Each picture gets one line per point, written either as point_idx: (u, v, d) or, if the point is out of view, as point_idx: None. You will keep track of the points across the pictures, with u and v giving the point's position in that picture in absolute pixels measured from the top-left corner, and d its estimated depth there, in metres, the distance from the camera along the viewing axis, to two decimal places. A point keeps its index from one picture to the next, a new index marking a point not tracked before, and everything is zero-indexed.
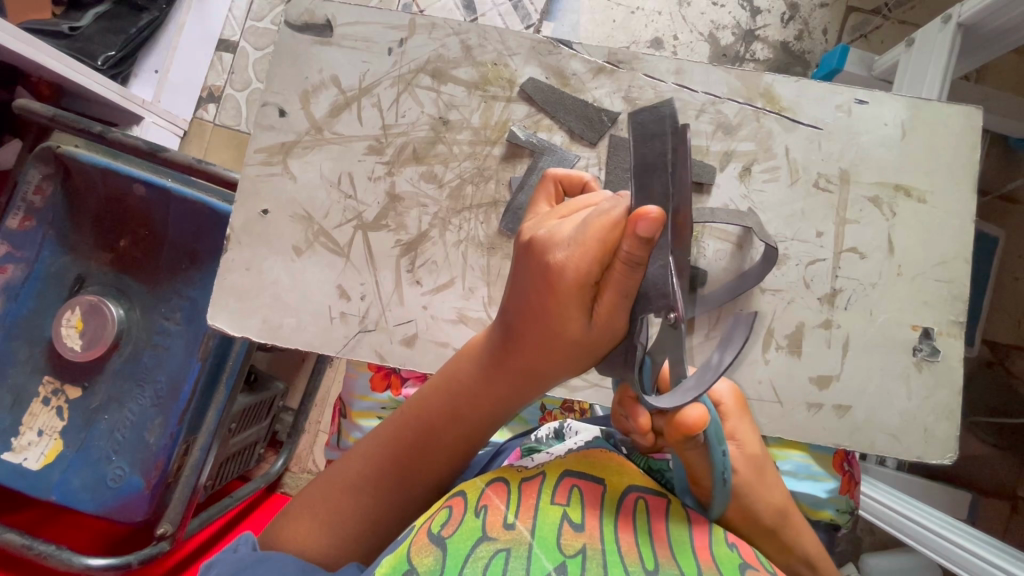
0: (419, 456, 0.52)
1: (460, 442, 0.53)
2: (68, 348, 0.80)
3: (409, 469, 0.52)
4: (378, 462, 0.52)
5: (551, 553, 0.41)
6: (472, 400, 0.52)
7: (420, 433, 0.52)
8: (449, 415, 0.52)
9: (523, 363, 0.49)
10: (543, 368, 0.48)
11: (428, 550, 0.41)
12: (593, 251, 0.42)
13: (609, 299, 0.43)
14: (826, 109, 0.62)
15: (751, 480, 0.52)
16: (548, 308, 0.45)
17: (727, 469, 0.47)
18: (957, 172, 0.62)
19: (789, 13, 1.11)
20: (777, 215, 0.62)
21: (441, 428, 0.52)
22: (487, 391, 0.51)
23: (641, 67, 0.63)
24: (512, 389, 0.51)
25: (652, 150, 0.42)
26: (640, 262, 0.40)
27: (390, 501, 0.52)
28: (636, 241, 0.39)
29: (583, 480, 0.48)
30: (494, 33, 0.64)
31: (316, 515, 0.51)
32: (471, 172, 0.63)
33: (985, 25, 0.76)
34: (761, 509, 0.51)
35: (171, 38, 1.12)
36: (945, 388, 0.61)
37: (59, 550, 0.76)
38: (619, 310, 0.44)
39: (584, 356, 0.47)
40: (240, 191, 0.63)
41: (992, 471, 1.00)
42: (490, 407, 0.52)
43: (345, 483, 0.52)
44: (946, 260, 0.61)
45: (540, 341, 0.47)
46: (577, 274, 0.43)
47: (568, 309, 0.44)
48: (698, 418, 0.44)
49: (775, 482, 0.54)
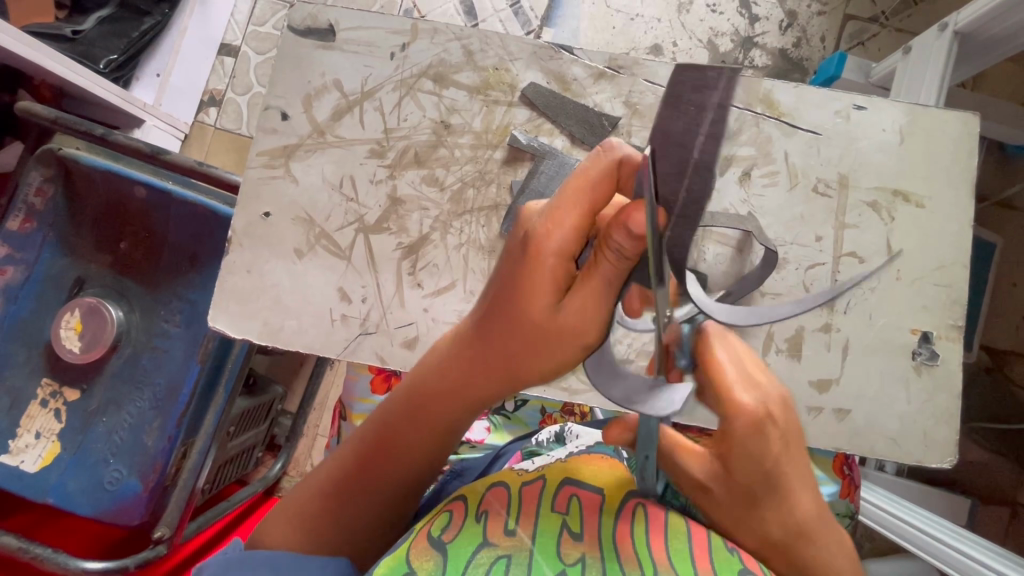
0: (382, 457, 0.53)
1: (421, 443, 0.53)
2: (67, 350, 0.79)
3: (370, 470, 0.53)
4: (346, 462, 0.54)
5: (551, 561, 0.41)
6: (429, 399, 0.51)
7: (381, 434, 0.53)
8: (407, 415, 0.52)
9: (484, 359, 0.48)
10: (511, 361, 0.47)
11: (428, 555, 0.41)
12: (571, 219, 0.43)
13: (592, 284, 0.41)
14: (825, 114, 0.63)
15: (758, 492, 0.43)
16: (519, 289, 0.44)
17: (647, 468, 0.44)
18: (955, 177, 0.62)
19: (787, 21, 1.12)
20: (777, 219, 0.62)
21: (400, 433, 0.53)
22: (446, 389, 0.51)
23: (641, 72, 0.64)
24: (473, 386, 0.50)
25: (675, 119, 0.34)
26: (629, 258, 0.39)
27: (359, 505, 0.53)
28: (626, 235, 0.38)
29: (582, 488, 0.47)
30: (496, 38, 0.64)
31: (292, 518, 0.54)
32: (473, 175, 0.63)
33: (983, 33, 0.77)
34: (766, 524, 0.44)
35: (173, 43, 1.13)
36: (944, 391, 0.61)
37: (55, 553, 0.76)
38: (597, 293, 0.42)
39: (561, 346, 0.44)
40: (242, 193, 0.64)
41: (991, 476, 1.00)
42: (450, 406, 0.51)
43: (316, 483, 0.54)
44: (945, 264, 0.62)
45: (505, 327, 0.46)
46: (557, 245, 0.43)
47: (543, 287, 0.43)
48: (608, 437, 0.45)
49: (805, 489, 0.45)
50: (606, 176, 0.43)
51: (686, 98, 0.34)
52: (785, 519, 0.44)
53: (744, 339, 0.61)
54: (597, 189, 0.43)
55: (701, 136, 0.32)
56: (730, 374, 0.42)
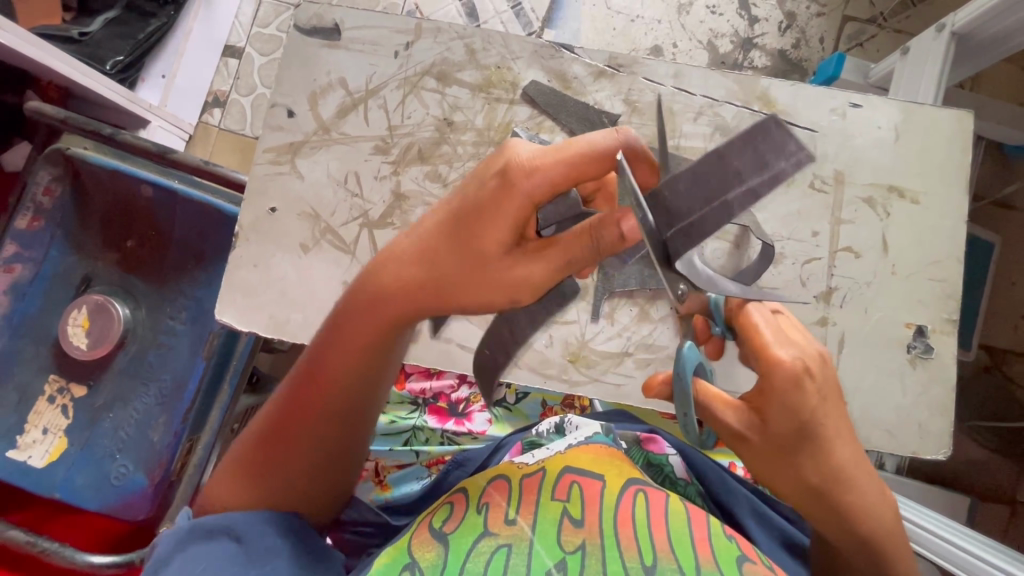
0: (306, 418, 0.51)
1: (353, 389, 0.51)
2: (74, 346, 0.81)
3: (295, 430, 0.51)
4: (276, 413, 0.52)
5: (551, 550, 0.42)
6: (359, 345, 0.49)
7: (314, 383, 0.51)
8: (338, 362, 0.50)
9: (420, 301, 0.46)
10: (447, 301, 0.45)
11: (431, 545, 0.43)
12: (555, 175, 0.39)
13: (552, 253, 0.41)
14: (821, 112, 0.64)
15: (795, 445, 0.43)
16: (473, 221, 0.41)
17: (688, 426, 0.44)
18: (949, 173, 0.63)
19: (786, 22, 1.13)
20: (774, 215, 0.63)
21: (328, 392, 0.51)
22: (379, 336, 0.48)
23: (640, 71, 0.65)
24: (402, 329, 0.48)
25: (744, 159, 0.36)
26: (602, 247, 0.40)
27: (296, 456, 0.52)
28: (616, 232, 0.39)
29: (583, 475, 0.47)
30: (498, 37, 0.66)
31: (238, 472, 0.53)
32: (475, 172, 0.64)
33: (980, 33, 0.78)
34: (806, 473, 0.44)
35: (178, 44, 1.15)
36: (939, 383, 0.62)
37: (63, 547, 0.77)
38: (552, 262, 0.41)
39: (493, 292, 0.43)
40: (249, 190, 0.65)
41: (990, 473, 1.01)
42: (381, 353, 0.50)
43: (247, 443, 0.53)
44: (939, 259, 0.63)
45: (454, 265, 0.43)
46: (529, 189, 0.39)
47: (496, 226, 0.41)
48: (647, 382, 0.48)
49: (843, 441, 0.45)
50: (608, 163, 0.39)
51: (759, 144, 0.35)
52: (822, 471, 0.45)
53: None
54: (598, 167, 0.39)
55: (745, 184, 0.36)
56: (764, 334, 0.45)
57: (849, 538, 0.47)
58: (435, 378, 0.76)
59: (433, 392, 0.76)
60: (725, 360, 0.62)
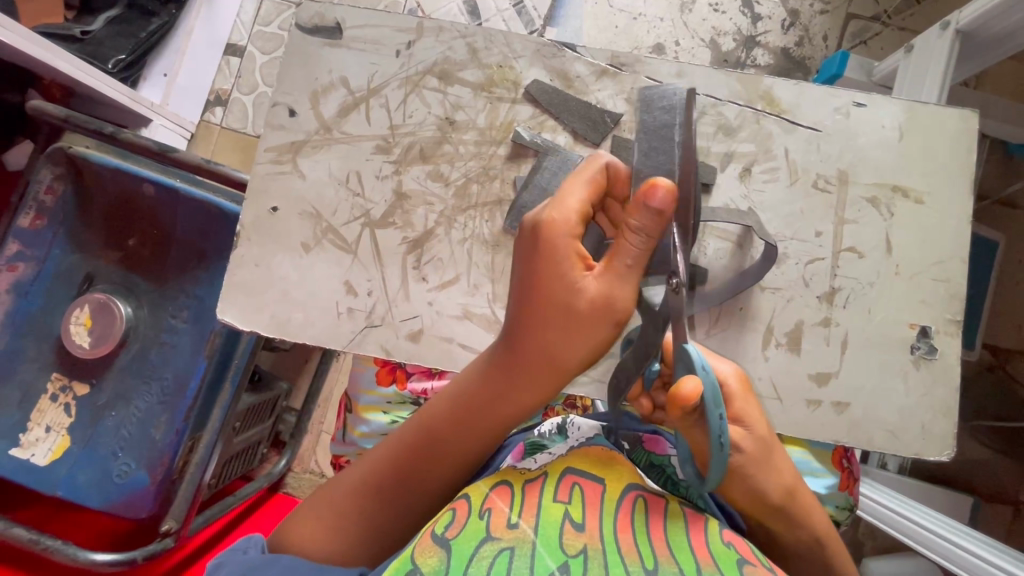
0: (425, 461, 0.53)
1: (463, 449, 0.53)
2: (77, 344, 0.81)
3: (411, 474, 0.53)
4: (381, 465, 0.53)
5: (554, 553, 0.40)
6: (472, 404, 0.53)
7: (422, 436, 0.54)
8: (450, 418, 0.53)
9: (519, 362, 0.50)
10: (545, 358, 0.49)
11: (433, 551, 0.41)
12: (576, 210, 0.47)
13: (617, 267, 0.46)
14: (824, 111, 0.64)
15: (761, 460, 0.50)
16: (540, 283, 0.47)
17: (725, 434, 0.42)
18: (953, 172, 0.63)
19: (790, 20, 1.13)
20: (777, 215, 0.63)
21: (444, 433, 0.53)
22: (492, 394, 0.52)
23: (643, 70, 0.65)
24: (511, 390, 0.51)
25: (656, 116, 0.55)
26: (649, 233, 0.44)
27: (391, 507, 0.53)
28: (645, 211, 0.43)
29: (584, 478, 0.47)
30: (500, 36, 0.65)
31: (326, 518, 0.52)
32: (477, 171, 0.64)
33: (985, 31, 0.77)
34: (768, 488, 0.50)
35: (180, 42, 1.16)
36: (943, 384, 0.62)
37: (65, 544, 0.77)
38: (619, 277, 0.46)
39: (597, 328, 0.47)
40: (250, 189, 0.65)
41: (993, 474, 1.01)
42: (490, 412, 0.53)
43: (350, 487, 0.53)
44: (943, 259, 0.62)
45: (530, 328, 0.49)
46: (563, 237, 0.46)
47: (564, 277, 0.47)
48: (693, 392, 0.40)
49: (784, 459, 0.52)
50: (599, 179, 0.49)
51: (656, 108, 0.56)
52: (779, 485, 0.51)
53: (745, 332, 0.62)
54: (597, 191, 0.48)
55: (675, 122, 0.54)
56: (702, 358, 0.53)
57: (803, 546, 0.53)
58: (437, 379, 0.74)
59: (433, 393, 0.74)
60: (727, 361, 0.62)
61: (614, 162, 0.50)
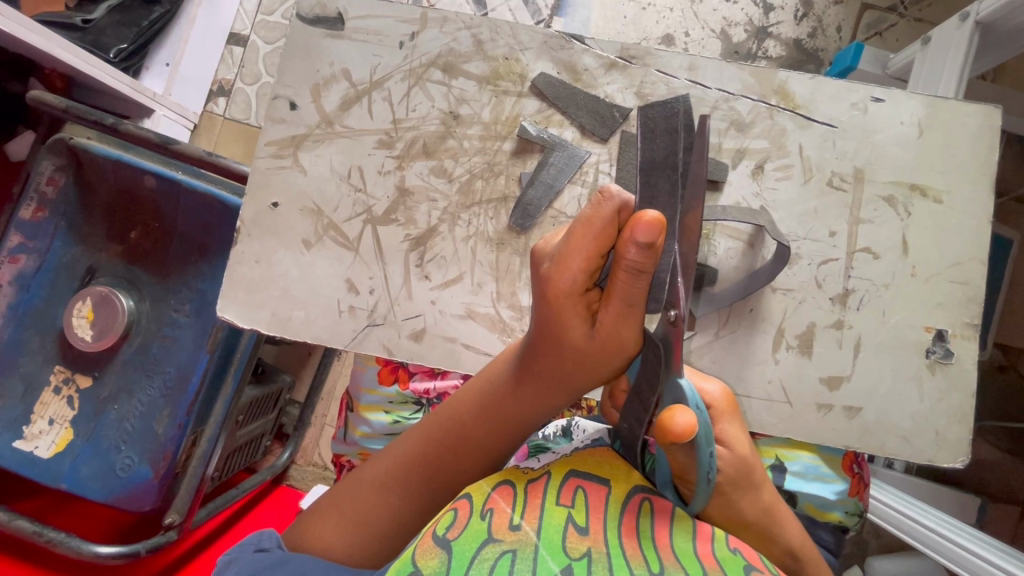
0: (449, 459, 0.53)
1: (488, 449, 0.53)
2: (79, 338, 0.80)
3: (437, 471, 0.53)
4: (409, 461, 0.53)
5: (557, 556, 0.37)
6: (501, 406, 0.52)
7: (449, 434, 0.53)
8: (476, 420, 0.53)
9: (543, 373, 0.50)
10: (570, 374, 0.49)
11: (434, 552, 0.38)
12: (580, 261, 0.43)
13: (616, 307, 0.43)
14: (841, 107, 0.62)
15: (739, 482, 0.48)
16: (552, 319, 0.46)
17: (713, 471, 0.41)
18: (973, 172, 0.61)
19: (803, 10, 1.10)
20: (789, 213, 0.61)
21: (469, 433, 0.53)
22: (514, 400, 0.52)
23: (653, 62, 0.63)
24: (537, 395, 0.51)
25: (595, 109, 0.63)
26: (642, 270, 0.39)
27: (417, 502, 0.52)
28: (634, 249, 0.38)
29: (589, 481, 0.43)
30: (506, 27, 0.63)
31: (346, 514, 0.52)
32: (481, 167, 0.63)
33: (1006, 23, 0.75)
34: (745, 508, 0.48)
35: (182, 31, 1.12)
36: (958, 390, 0.60)
37: (69, 537, 0.76)
38: (624, 314, 0.43)
39: (608, 361, 0.46)
40: (251, 183, 0.63)
41: (1005, 477, 0.99)
42: (520, 415, 0.52)
43: (375, 481, 0.53)
44: (961, 261, 0.61)
45: (552, 350, 0.48)
46: (569, 284, 0.44)
47: (571, 317, 0.45)
48: (687, 427, 0.37)
49: (766, 483, 0.51)
50: (608, 227, 0.41)
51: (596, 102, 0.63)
52: (756, 505, 0.50)
53: (755, 335, 0.61)
54: (605, 233, 0.41)
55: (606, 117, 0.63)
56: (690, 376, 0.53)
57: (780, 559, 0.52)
58: (441, 379, 0.73)
59: (436, 393, 0.73)
60: (736, 365, 0.61)
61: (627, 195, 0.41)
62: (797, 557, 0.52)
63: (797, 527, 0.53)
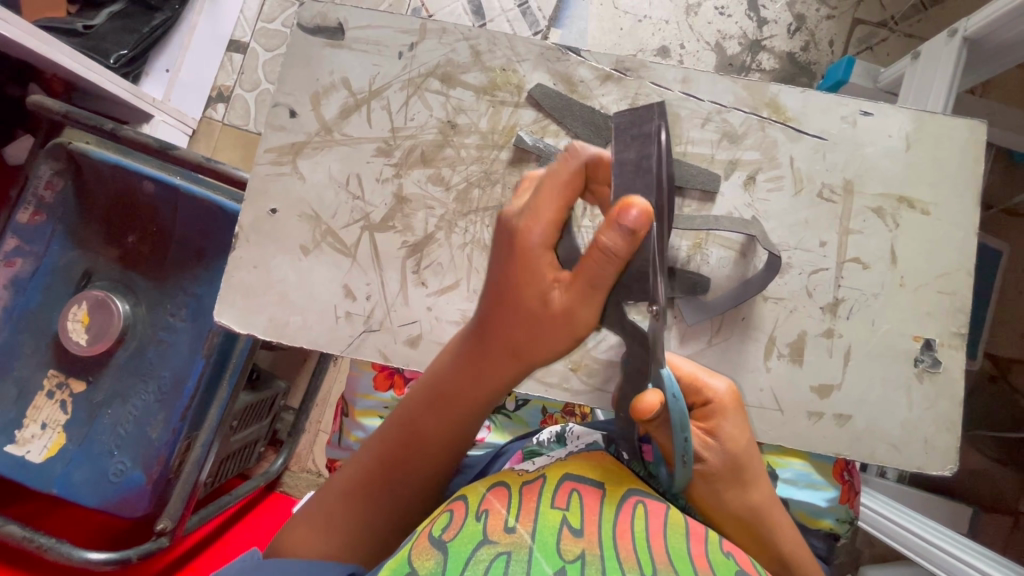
0: (408, 453, 0.52)
1: (446, 441, 0.52)
2: (74, 342, 0.80)
3: (397, 466, 0.52)
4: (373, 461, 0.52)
5: (551, 558, 0.37)
6: (457, 387, 0.51)
7: (409, 427, 0.53)
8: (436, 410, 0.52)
9: (500, 361, 0.49)
10: (529, 356, 0.48)
11: (429, 553, 0.38)
12: (548, 221, 0.44)
13: (586, 283, 0.43)
14: (831, 120, 0.63)
15: (726, 478, 0.49)
16: (513, 285, 0.45)
17: (688, 454, 0.43)
18: (960, 184, 0.62)
19: (796, 24, 1.12)
20: (781, 223, 0.62)
21: (427, 425, 0.52)
22: (473, 391, 0.51)
23: (648, 75, 0.64)
24: (492, 375, 0.50)
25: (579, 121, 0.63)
26: (620, 253, 0.40)
27: (384, 505, 0.51)
28: (618, 231, 0.39)
29: (583, 484, 0.43)
30: (504, 39, 0.65)
31: (317, 522, 0.51)
32: (479, 175, 0.64)
33: (993, 40, 0.76)
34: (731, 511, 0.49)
35: (182, 38, 1.14)
36: (946, 398, 0.61)
37: (59, 542, 0.76)
38: (592, 291, 0.43)
39: (566, 334, 0.46)
40: (250, 190, 0.64)
41: (996, 487, 0.99)
42: (476, 406, 0.52)
43: (342, 487, 0.52)
44: (949, 271, 0.62)
45: (510, 330, 0.47)
46: (537, 244, 0.44)
47: (535, 283, 0.45)
48: (648, 406, 0.40)
49: (757, 484, 0.52)
50: (573, 182, 0.44)
51: (579, 114, 0.63)
52: (746, 507, 0.50)
53: (747, 342, 0.62)
54: (573, 188, 0.44)
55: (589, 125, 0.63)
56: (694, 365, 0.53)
57: (770, 564, 0.52)
58: None
59: None
60: (728, 371, 0.61)
61: (597, 155, 0.45)
62: (787, 563, 0.53)
63: (788, 534, 0.54)
